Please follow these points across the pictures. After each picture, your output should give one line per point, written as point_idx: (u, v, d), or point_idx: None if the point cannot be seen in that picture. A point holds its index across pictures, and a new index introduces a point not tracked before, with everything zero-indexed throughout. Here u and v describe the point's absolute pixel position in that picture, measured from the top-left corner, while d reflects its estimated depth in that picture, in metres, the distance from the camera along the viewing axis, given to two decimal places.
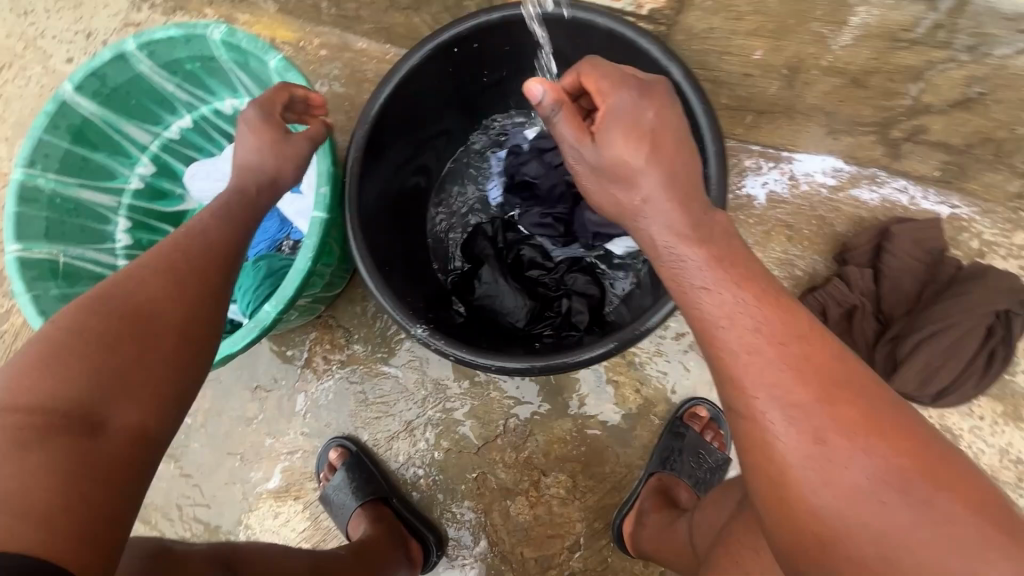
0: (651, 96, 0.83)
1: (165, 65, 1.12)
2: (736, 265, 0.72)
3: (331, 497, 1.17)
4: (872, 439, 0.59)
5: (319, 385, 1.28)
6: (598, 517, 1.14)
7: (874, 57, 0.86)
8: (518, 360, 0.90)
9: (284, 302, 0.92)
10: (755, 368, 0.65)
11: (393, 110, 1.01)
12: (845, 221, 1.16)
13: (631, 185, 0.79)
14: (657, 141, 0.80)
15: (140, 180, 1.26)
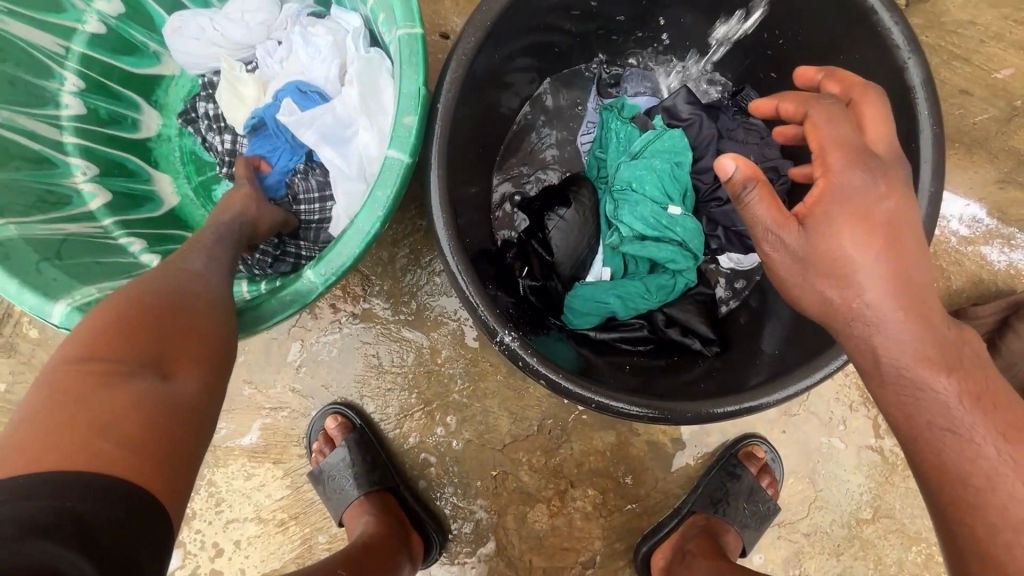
0: (891, 167, 0.58)
1: None
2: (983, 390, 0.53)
3: (326, 476, 0.99)
4: None
5: (321, 338, 1.04)
6: (621, 538, 1.05)
7: None
8: (623, 397, 0.71)
9: (336, 273, 0.71)
10: (1015, 522, 0.47)
11: (512, 17, 0.72)
12: (964, 279, 1.02)
13: (848, 283, 0.57)
14: (892, 239, 0.57)
15: (99, 20, 0.90)
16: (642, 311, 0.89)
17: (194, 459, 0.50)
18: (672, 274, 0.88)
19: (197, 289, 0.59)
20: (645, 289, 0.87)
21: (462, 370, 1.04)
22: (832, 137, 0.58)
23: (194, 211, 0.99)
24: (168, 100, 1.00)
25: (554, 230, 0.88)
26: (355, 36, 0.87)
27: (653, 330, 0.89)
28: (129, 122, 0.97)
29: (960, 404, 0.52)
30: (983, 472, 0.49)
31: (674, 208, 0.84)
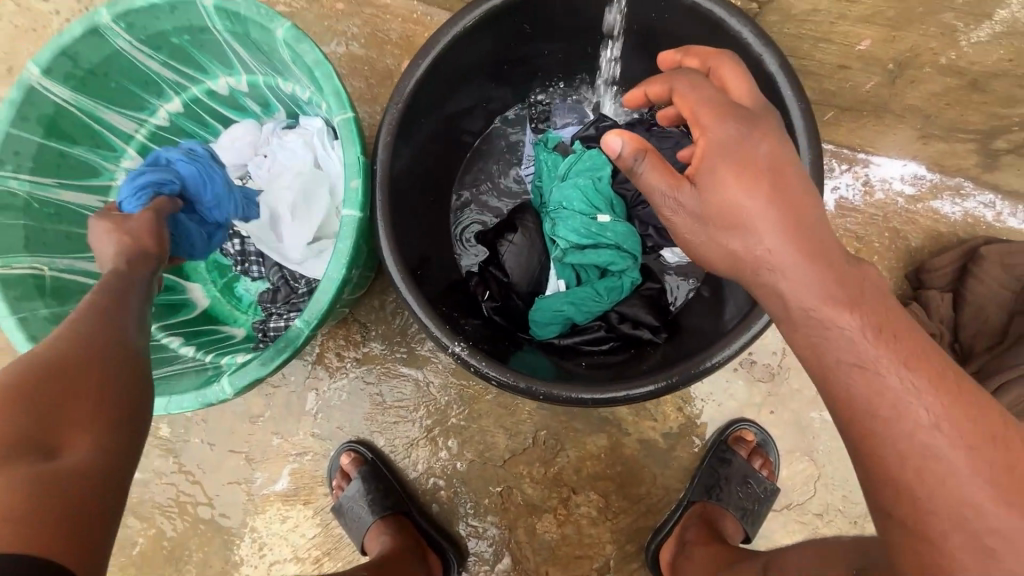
0: (758, 117, 0.67)
1: (149, 39, 0.94)
2: (903, 335, 0.55)
3: (345, 508, 1.09)
4: None
5: (332, 385, 1.18)
6: (631, 540, 1.08)
7: (1010, 58, 0.73)
8: (573, 388, 0.79)
9: (319, 317, 0.82)
10: (922, 451, 0.51)
11: (428, 86, 0.86)
12: (921, 235, 1.04)
13: (747, 232, 0.63)
14: (779, 181, 0.63)
15: (127, 176, 1.10)
16: (597, 315, 0.97)
17: (112, 511, 0.47)
18: (617, 275, 0.97)
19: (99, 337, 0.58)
20: (594, 292, 0.96)
21: (456, 396, 1.14)
22: (699, 107, 0.68)
23: (222, 307, 1.19)
24: None
25: (507, 254, 0.99)
26: (320, 135, 1.08)
27: (609, 329, 0.96)
28: None
29: (865, 337, 0.55)
30: (895, 408, 0.52)
31: (602, 216, 0.94)
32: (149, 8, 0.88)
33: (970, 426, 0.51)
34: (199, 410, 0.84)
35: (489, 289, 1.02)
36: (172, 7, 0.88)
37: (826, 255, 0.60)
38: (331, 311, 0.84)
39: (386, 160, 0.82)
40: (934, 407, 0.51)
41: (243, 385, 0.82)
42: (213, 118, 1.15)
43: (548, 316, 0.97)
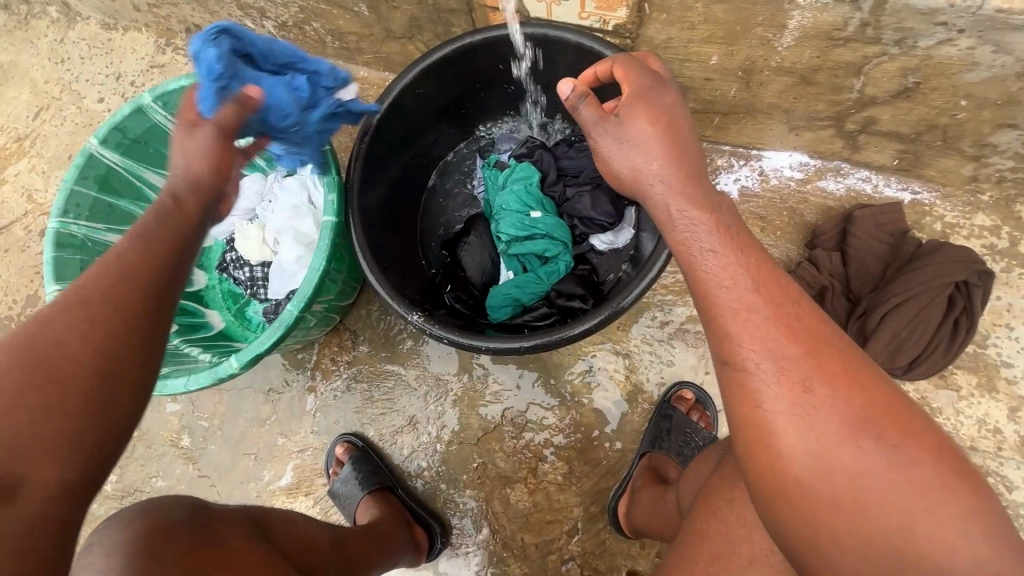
0: (670, 80, 0.82)
1: (178, 113, 1.23)
2: (739, 232, 0.68)
3: (339, 490, 1.24)
4: (847, 390, 0.57)
5: (328, 386, 1.36)
6: (594, 501, 1.19)
7: (816, 56, 0.96)
8: (509, 339, 0.97)
9: (306, 301, 1.03)
10: (738, 308, 0.62)
11: (388, 125, 1.09)
12: (813, 210, 1.23)
13: (649, 154, 0.76)
14: (673, 123, 0.78)
15: None
16: (540, 295, 1.16)
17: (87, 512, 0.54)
18: (553, 260, 1.16)
19: (133, 324, 0.61)
20: (535, 275, 1.15)
21: (434, 385, 1.31)
22: (626, 60, 0.82)
23: (235, 328, 1.41)
24: (209, 261, 1.45)
25: (463, 252, 1.21)
26: (312, 178, 1.34)
27: (551, 305, 1.15)
28: (185, 281, 1.41)
29: (707, 232, 0.68)
30: (727, 275, 0.64)
31: (535, 213, 1.15)
32: (178, 89, 1.17)
33: (783, 299, 0.62)
34: (213, 386, 1.03)
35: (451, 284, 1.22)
36: (197, 87, 1.17)
37: (693, 175, 0.75)
38: (316, 297, 1.05)
39: (357, 179, 1.05)
40: (753, 293, 0.62)
41: (246, 361, 1.02)
42: None
43: (499, 298, 1.16)
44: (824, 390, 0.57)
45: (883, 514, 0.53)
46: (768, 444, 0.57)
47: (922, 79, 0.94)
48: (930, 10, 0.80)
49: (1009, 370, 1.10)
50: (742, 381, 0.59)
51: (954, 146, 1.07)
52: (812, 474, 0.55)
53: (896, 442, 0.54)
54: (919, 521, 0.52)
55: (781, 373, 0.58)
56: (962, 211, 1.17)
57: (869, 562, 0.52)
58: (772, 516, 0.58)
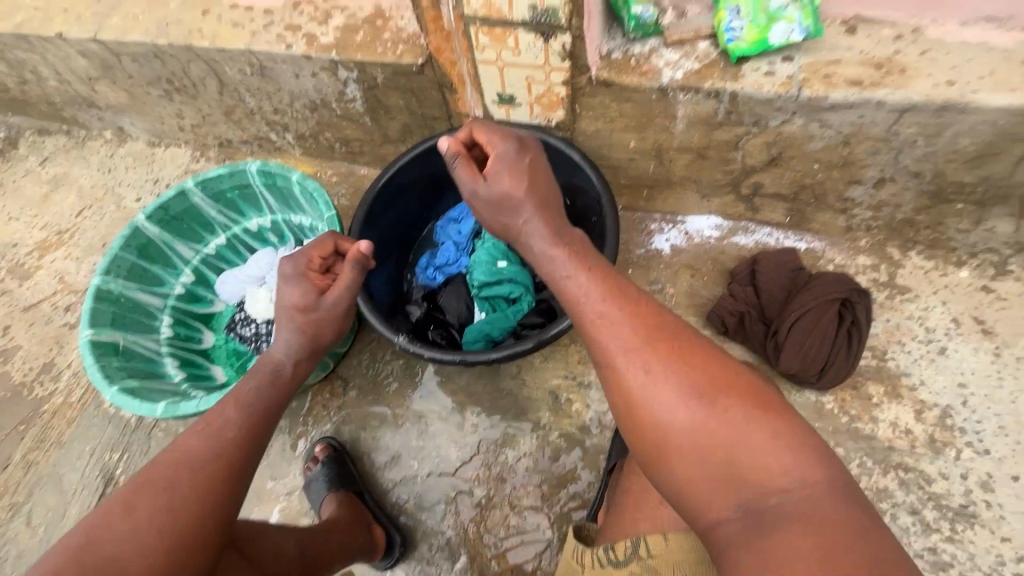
0: (525, 145, 1.14)
1: (213, 196, 1.52)
2: (581, 255, 1.00)
3: (308, 480, 1.38)
4: (678, 358, 0.85)
5: (318, 430, 1.48)
6: (564, 521, 1.29)
7: (703, 137, 1.30)
8: (484, 352, 1.19)
9: None
10: (592, 311, 0.92)
11: (384, 197, 1.39)
12: (732, 259, 1.50)
13: (508, 200, 1.07)
14: (526, 174, 1.09)
15: (182, 287, 1.59)
16: (509, 330, 1.37)
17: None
18: (519, 300, 1.39)
19: (209, 491, 0.83)
20: (503, 313, 1.37)
21: (416, 422, 1.44)
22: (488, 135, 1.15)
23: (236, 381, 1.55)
24: (219, 323, 1.64)
25: (443, 299, 1.44)
26: None
27: (517, 337, 1.36)
28: (196, 338, 1.59)
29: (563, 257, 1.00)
30: (579, 292, 0.95)
31: (502, 263, 1.41)
32: (216, 176, 1.47)
33: (625, 299, 0.92)
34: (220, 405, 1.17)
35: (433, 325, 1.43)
36: (232, 174, 1.48)
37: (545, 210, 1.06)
38: None
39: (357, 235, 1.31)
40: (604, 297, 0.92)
41: None
42: (246, 249, 1.68)
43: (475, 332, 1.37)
44: (661, 364, 0.85)
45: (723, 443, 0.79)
46: (640, 415, 0.84)
47: (781, 150, 1.27)
48: (767, 99, 1.15)
49: (909, 379, 1.29)
50: (609, 369, 0.88)
51: (825, 202, 1.39)
52: (663, 429, 0.82)
53: (719, 391, 0.82)
54: (747, 442, 0.78)
55: (631, 358, 0.87)
56: (847, 254, 1.45)
57: (715, 481, 0.78)
58: (651, 462, 0.84)
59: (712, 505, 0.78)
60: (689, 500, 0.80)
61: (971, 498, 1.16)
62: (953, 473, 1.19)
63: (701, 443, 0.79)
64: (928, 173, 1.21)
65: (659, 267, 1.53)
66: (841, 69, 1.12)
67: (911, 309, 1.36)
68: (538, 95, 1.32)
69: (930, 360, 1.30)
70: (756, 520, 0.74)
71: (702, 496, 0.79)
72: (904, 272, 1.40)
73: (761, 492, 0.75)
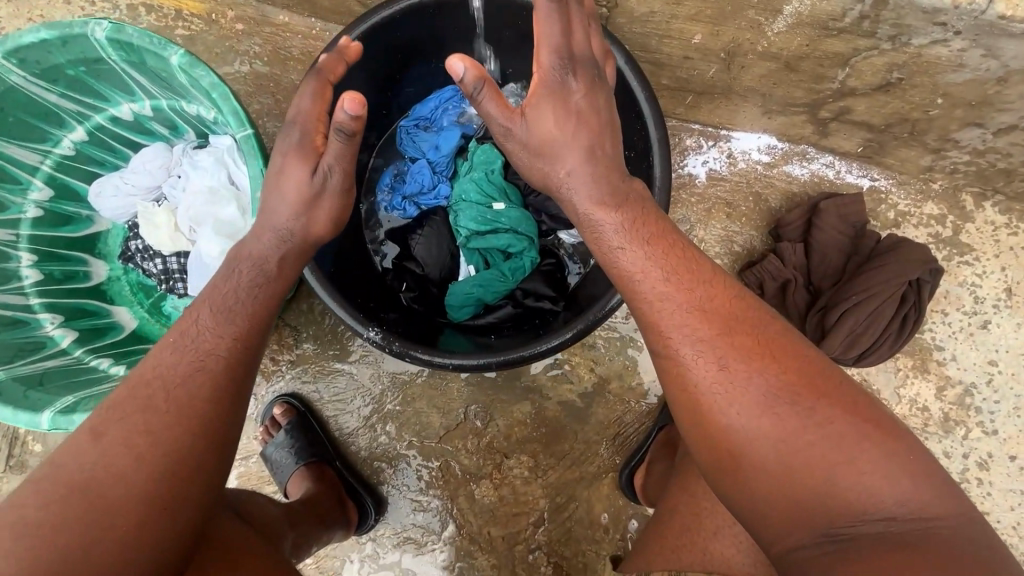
0: (586, 61, 0.73)
1: (43, 73, 0.97)
2: (649, 227, 0.73)
3: (270, 454, 1.17)
4: (768, 359, 0.65)
5: (270, 388, 1.24)
6: (560, 492, 1.20)
7: (806, 43, 0.88)
8: (476, 357, 0.89)
9: None
10: (649, 293, 0.69)
11: None
12: (778, 196, 1.21)
13: (557, 161, 0.74)
14: (589, 118, 0.73)
15: (36, 207, 1.13)
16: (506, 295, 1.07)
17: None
18: (518, 256, 1.06)
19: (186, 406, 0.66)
20: (498, 274, 1.05)
21: (390, 384, 1.22)
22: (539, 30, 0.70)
23: (152, 326, 1.21)
24: (109, 249, 1.22)
25: (417, 246, 1.09)
26: (230, 153, 1.12)
27: (516, 305, 1.06)
28: (81, 275, 1.18)
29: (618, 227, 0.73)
30: (636, 268, 0.70)
31: (498, 205, 1.05)
32: (38, 43, 0.91)
33: (692, 284, 0.69)
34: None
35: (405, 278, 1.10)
36: (64, 41, 0.91)
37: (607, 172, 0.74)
38: None
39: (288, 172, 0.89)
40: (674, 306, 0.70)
41: None
42: (122, 144, 1.17)
43: (460, 298, 1.06)
44: (739, 363, 0.65)
45: (812, 463, 0.61)
46: (710, 415, 0.65)
47: (905, 76, 0.90)
48: (934, 9, 0.75)
49: (940, 353, 1.18)
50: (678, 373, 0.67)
51: (919, 139, 1.07)
52: (744, 458, 0.63)
53: (817, 404, 0.63)
54: (841, 464, 0.60)
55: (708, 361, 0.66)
56: (913, 199, 1.19)
57: (796, 503, 0.61)
58: (720, 485, 0.66)
59: (788, 534, 0.62)
60: (762, 523, 0.64)
61: (964, 477, 1.16)
62: (958, 452, 1.16)
63: (784, 468, 0.62)
64: None
65: (689, 200, 1.22)
66: None
67: (965, 274, 1.18)
68: None
69: (967, 334, 1.18)
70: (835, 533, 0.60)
71: (776, 514, 0.62)
72: (971, 227, 1.18)
73: (842, 515, 0.60)
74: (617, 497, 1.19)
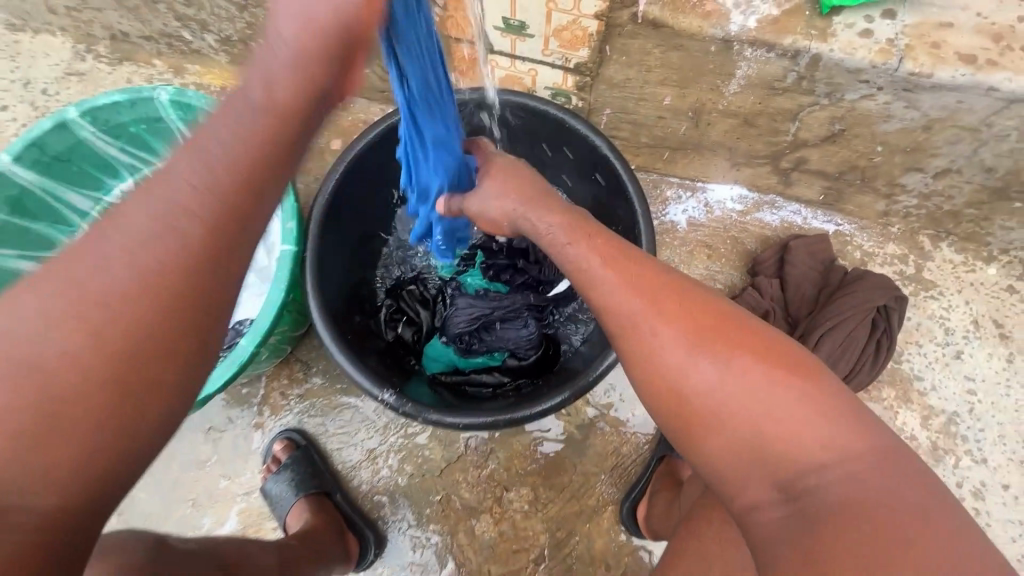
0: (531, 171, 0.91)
1: (109, 129, 1.13)
2: (642, 276, 0.73)
3: (271, 490, 1.19)
4: (787, 388, 0.61)
5: (277, 423, 1.28)
6: (560, 527, 1.20)
7: (758, 102, 1.05)
8: (480, 416, 0.93)
9: (262, 334, 0.97)
10: (623, 322, 0.71)
11: None
12: (754, 239, 1.33)
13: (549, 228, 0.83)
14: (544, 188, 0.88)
15: None
16: (488, 367, 1.16)
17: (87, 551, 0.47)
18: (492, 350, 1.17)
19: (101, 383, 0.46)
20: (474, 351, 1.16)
21: (393, 418, 1.26)
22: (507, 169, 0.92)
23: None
24: None
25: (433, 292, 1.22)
26: None
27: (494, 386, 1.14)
28: None
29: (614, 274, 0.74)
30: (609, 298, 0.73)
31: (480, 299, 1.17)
32: (111, 105, 1.07)
33: (660, 298, 0.70)
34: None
35: (418, 326, 1.19)
36: (132, 103, 1.08)
37: (621, 254, 0.77)
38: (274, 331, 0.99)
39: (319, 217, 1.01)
40: (638, 301, 0.71)
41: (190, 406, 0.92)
42: None
43: (438, 353, 1.16)
44: (716, 353, 0.64)
45: (834, 492, 0.56)
46: (684, 403, 0.65)
47: (846, 127, 1.05)
48: (857, 69, 0.91)
49: (920, 383, 1.24)
50: (656, 388, 0.67)
51: (871, 185, 1.21)
52: (678, 398, 0.65)
53: (772, 436, 0.59)
54: (881, 486, 0.55)
55: (680, 359, 0.65)
56: (877, 241, 1.32)
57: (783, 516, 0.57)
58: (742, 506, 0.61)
59: (748, 485, 0.60)
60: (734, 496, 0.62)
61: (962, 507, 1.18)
62: (953, 482, 1.18)
63: (725, 390, 0.62)
64: (1002, 169, 1.06)
65: (672, 244, 1.34)
66: (952, 37, 0.88)
67: (933, 307, 1.27)
68: (559, 28, 0.98)
69: (943, 365, 1.25)
70: (703, 415, 0.63)
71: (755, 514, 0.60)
72: (932, 265, 1.29)
73: (808, 469, 0.58)
74: (616, 531, 1.19)
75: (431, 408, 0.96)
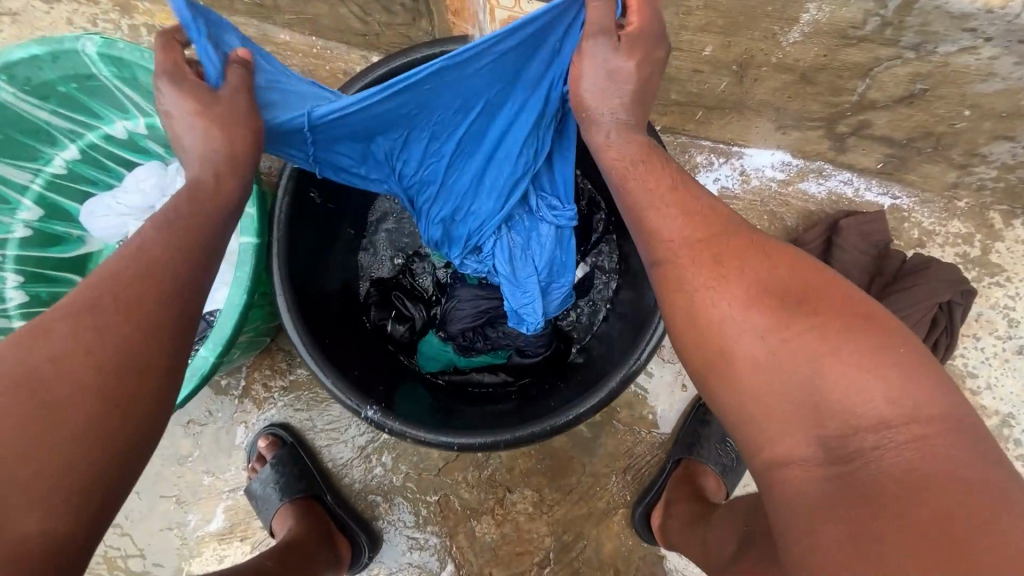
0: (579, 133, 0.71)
1: (32, 90, 0.95)
2: (709, 215, 0.62)
3: (256, 492, 1.10)
4: (857, 341, 0.52)
5: (261, 416, 1.18)
6: (566, 530, 1.12)
7: (823, 54, 0.84)
8: (482, 436, 0.81)
9: (224, 343, 0.82)
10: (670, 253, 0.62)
11: None
12: (795, 215, 1.16)
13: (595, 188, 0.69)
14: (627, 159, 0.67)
15: (25, 227, 1.10)
16: (492, 366, 1.04)
17: None
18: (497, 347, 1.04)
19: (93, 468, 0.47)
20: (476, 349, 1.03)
21: None
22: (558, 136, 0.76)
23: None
24: None
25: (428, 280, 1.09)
26: None
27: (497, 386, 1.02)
28: None
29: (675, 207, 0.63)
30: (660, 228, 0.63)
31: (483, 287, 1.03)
32: (27, 61, 0.89)
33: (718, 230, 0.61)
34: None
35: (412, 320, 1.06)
36: (54, 57, 0.89)
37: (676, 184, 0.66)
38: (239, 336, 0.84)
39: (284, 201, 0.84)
40: (690, 230, 0.61)
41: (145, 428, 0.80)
42: (116, 163, 1.15)
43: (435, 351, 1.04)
44: (770, 299, 0.56)
45: (899, 461, 0.47)
46: (723, 340, 0.56)
47: (931, 86, 0.85)
48: (963, 15, 0.70)
49: (974, 381, 1.10)
50: (692, 316, 0.59)
51: (944, 154, 1.02)
52: (715, 334, 0.57)
53: (830, 388, 0.51)
54: (962, 465, 0.45)
55: (726, 294, 0.57)
56: (939, 217, 1.13)
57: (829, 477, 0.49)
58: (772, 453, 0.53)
59: (786, 434, 0.52)
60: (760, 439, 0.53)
61: None
62: None
63: (776, 334, 0.54)
64: None
65: None
66: None
67: (997, 295, 1.11)
68: None
69: (1001, 360, 1.11)
70: (744, 355, 0.55)
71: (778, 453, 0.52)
72: (1002, 246, 1.12)
73: (868, 427, 0.49)
74: (627, 536, 1.11)
75: (425, 424, 0.84)
